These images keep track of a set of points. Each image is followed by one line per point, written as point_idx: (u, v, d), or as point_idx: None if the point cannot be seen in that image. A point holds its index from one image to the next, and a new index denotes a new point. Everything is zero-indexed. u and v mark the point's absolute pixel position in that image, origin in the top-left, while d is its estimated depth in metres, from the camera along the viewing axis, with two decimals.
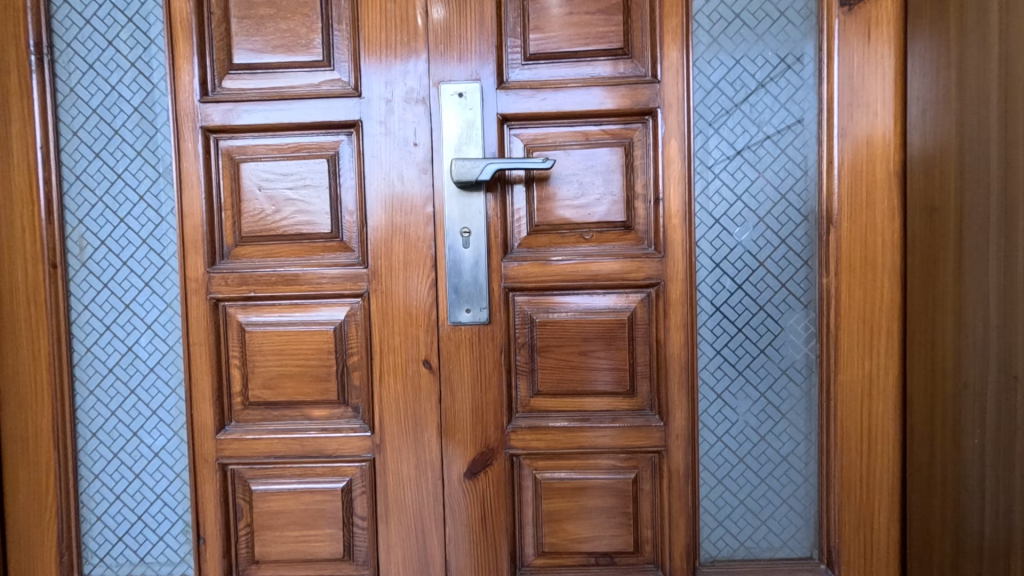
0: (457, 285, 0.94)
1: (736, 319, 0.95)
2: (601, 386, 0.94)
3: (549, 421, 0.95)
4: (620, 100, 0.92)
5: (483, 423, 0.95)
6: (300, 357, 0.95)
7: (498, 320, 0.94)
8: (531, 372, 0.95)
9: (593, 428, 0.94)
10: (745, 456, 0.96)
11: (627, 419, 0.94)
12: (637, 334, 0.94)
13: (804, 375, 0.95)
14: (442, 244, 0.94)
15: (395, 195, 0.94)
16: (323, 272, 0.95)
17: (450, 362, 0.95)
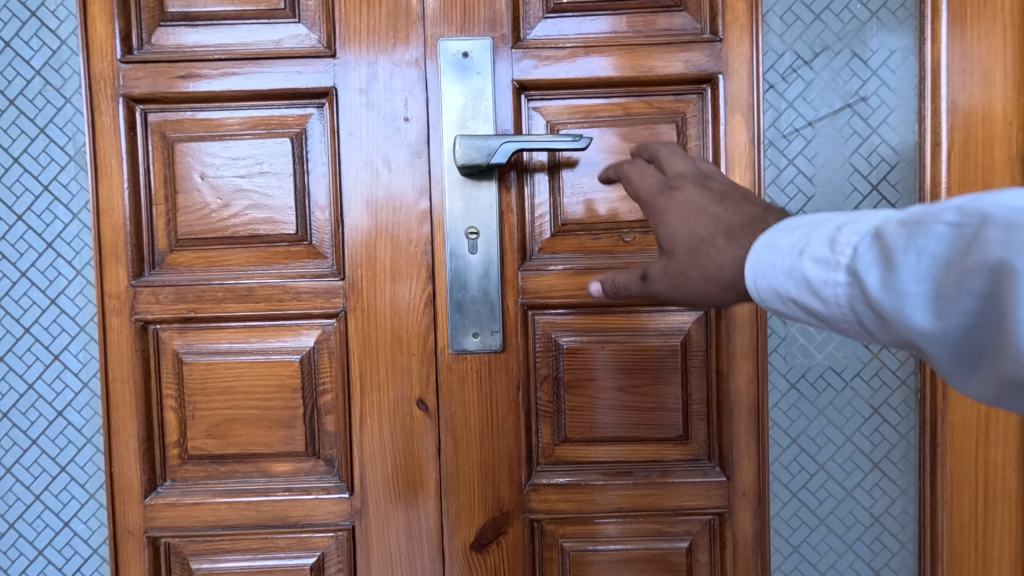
0: (460, 302, 0.72)
1: (816, 344, 0.74)
2: (646, 430, 0.74)
3: (579, 475, 0.74)
4: (670, 65, 0.72)
5: (495, 478, 0.74)
6: (256, 396, 0.73)
7: (514, 346, 0.73)
8: (556, 413, 0.74)
9: (636, 484, 0.74)
10: (827, 518, 0.75)
11: (678, 472, 0.74)
12: (691, 363, 0.74)
13: (901, 415, 0.75)
14: (441, 249, 0.73)
15: (380, 186, 0.72)
16: (286, 286, 0.73)
17: (451, 400, 0.73)
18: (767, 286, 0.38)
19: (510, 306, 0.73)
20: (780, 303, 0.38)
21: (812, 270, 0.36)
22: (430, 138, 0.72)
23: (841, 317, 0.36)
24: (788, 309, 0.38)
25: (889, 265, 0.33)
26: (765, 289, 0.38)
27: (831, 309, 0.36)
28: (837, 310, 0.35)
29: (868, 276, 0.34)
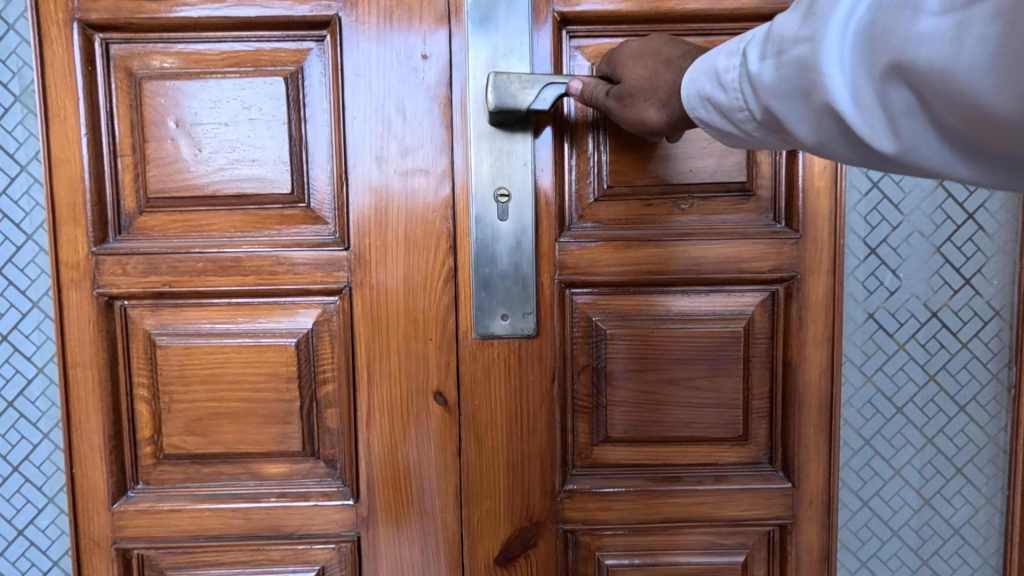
0: (486, 278, 0.61)
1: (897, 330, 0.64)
2: (700, 428, 0.64)
3: (620, 480, 0.65)
4: None
5: (523, 483, 0.64)
6: (244, 386, 0.62)
7: (549, 331, 0.63)
8: (595, 409, 0.64)
9: (688, 491, 0.64)
10: (901, 529, 0.66)
11: (736, 478, 0.64)
12: (754, 352, 0.64)
13: (990, 414, 0.65)
14: (464, 214, 0.61)
15: (393, 138, 0.60)
16: (280, 257, 0.61)
17: (474, 392, 0.62)
18: (689, 92, 0.44)
19: (543, 283, 0.62)
20: (698, 106, 0.44)
21: (718, 64, 0.42)
22: (454, 79, 0.60)
23: (733, 103, 0.41)
24: (704, 112, 0.44)
25: (763, 42, 0.39)
26: (687, 91, 0.45)
27: (728, 98, 0.41)
28: (732, 98, 0.41)
29: (743, 60, 0.40)
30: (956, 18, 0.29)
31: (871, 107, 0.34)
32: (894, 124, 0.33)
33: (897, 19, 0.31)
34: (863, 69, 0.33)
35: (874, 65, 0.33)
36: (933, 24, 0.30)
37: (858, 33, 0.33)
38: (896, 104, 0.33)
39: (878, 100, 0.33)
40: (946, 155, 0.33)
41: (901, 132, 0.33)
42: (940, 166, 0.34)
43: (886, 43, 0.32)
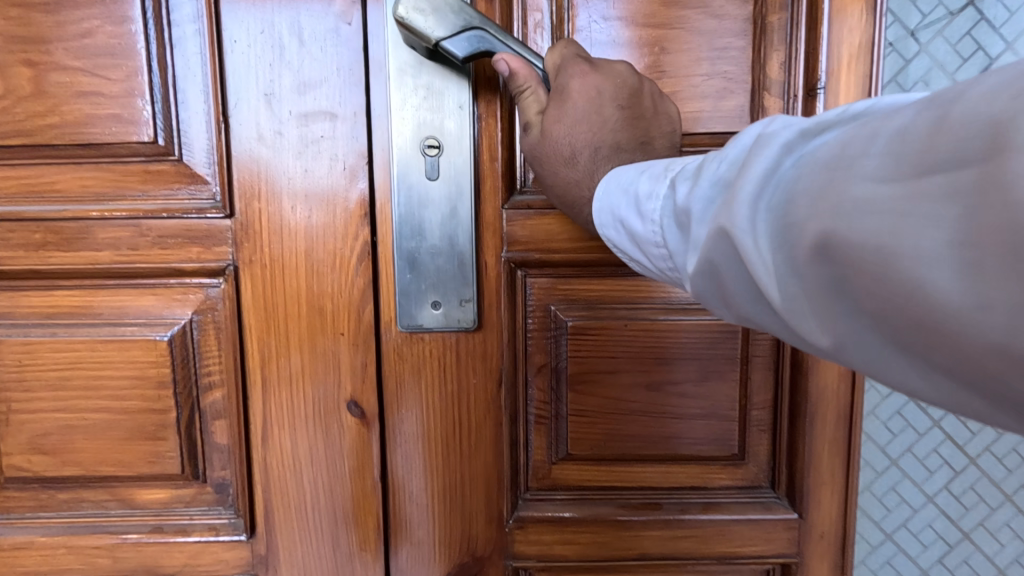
0: (412, 256, 0.47)
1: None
2: (683, 444, 0.51)
3: (583, 510, 0.52)
4: None
5: (458, 511, 0.51)
6: (103, 392, 0.48)
7: (496, 322, 0.49)
8: (555, 420, 0.51)
9: (668, 523, 0.51)
10: (897, 531, 0.59)
11: (729, 506, 0.52)
12: (755, 350, 0.50)
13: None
14: (383, 171, 0.47)
15: (288, 67, 0.46)
16: (144, 227, 0.47)
17: (400, 400, 0.49)
18: (605, 207, 0.36)
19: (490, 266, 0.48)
20: (613, 228, 0.36)
21: (640, 187, 0.34)
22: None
23: (652, 239, 0.33)
24: (616, 236, 0.36)
25: (686, 178, 0.30)
26: (605, 208, 0.36)
27: (645, 229, 0.33)
28: (648, 229, 0.33)
29: (666, 189, 0.32)
30: (903, 192, 0.19)
31: (791, 290, 0.23)
32: (825, 323, 0.23)
33: (821, 184, 0.22)
34: (782, 246, 0.23)
35: (794, 240, 0.23)
36: (874, 189, 0.20)
37: (779, 193, 0.24)
38: (824, 293, 0.22)
39: (795, 286, 0.23)
40: (910, 379, 0.22)
41: (836, 339, 0.22)
42: (903, 392, 0.22)
43: (811, 208, 0.22)
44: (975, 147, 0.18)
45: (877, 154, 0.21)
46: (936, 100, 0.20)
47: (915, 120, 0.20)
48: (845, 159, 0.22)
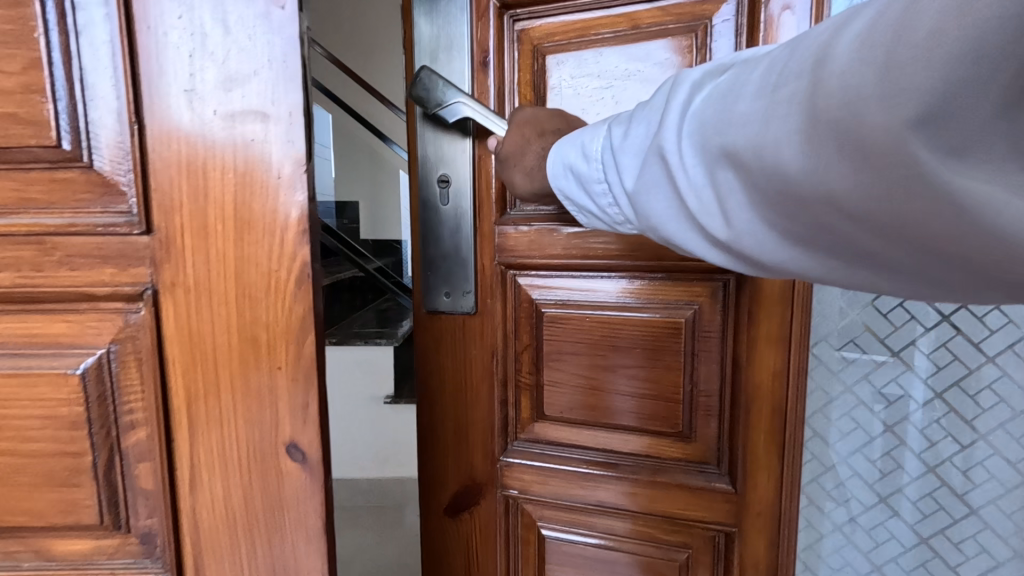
0: (435, 258, 0.84)
1: (886, 338, 0.72)
2: (632, 409, 0.80)
3: (568, 455, 0.86)
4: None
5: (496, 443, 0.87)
6: (11, 429, 0.43)
7: (488, 308, 0.84)
8: (534, 390, 0.85)
9: (623, 471, 0.83)
10: (844, 488, 0.77)
11: (668, 467, 0.81)
12: (689, 346, 0.76)
13: (918, 429, 0.73)
14: (419, 201, 0.84)
15: (223, 65, 0.39)
16: (52, 243, 0.41)
17: (438, 354, 0.87)
18: (558, 166, 0.55)
19: (510, 301, 0.83)
20: (566, 176, 0.54)
21: (589, 145, 0.50)
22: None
23: (595, 178, 0.50)
24: (569, 183, 0.54)
25: (620, 125, 0.46)
26: (558, 164, 0.55)
27: (589, 171, 0.50)
28: (591, 170, 0.50)
29: (608, 135, 0.48)
30: (767, 104, 0.31)
31: (700, 182, 0.36)
32: (726, 212, 0.35)
33: (721, 101, 0.34)
34: (699, 152, 0.35)
35: (705, 146, 0.35)
36: (750, 106, 0.32)
37: (694, 120, 0.36)
38: (722, 185, 0.35)
39: (706, 185, 0.36)
40: (775, 241, 0.34)
41: (733, 219, 0.35)
42: (766, 254, 0.35)
43: (714, 126, 0.34)
44: (803, 71, 0.29)
45: (755, 83, 0.32)
46: (791, 46, 0.31)
47: (773, 63, 0.32)
48: (734, 90, 0.34)
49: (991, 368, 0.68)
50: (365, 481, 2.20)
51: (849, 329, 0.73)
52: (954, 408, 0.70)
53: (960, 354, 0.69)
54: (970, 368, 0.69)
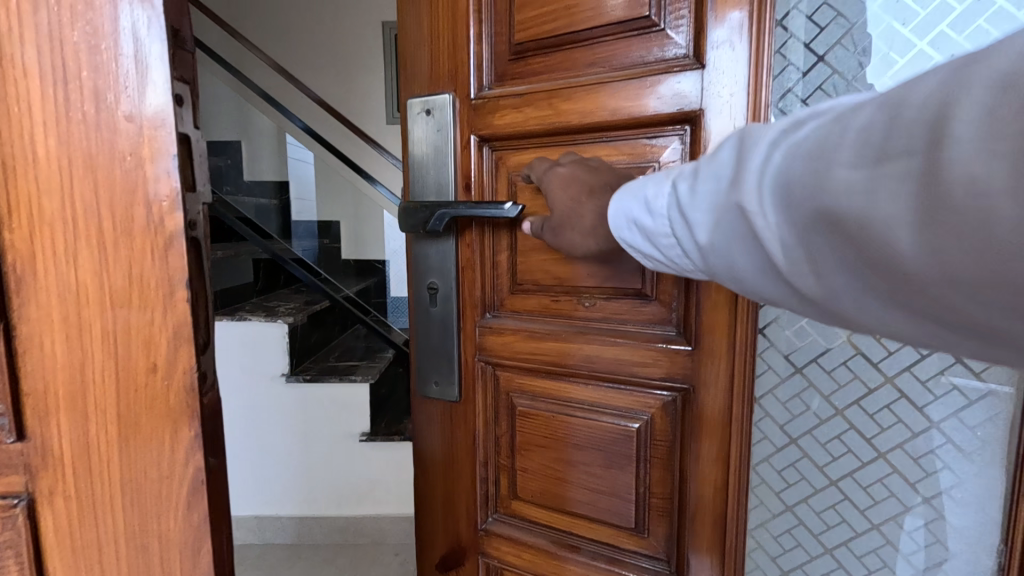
0: (427, 353, 0.90)
1: (827, 468, 0.73)
2: (592, 503, 0.82)
3: (535, 535, 0.88)
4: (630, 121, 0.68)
5: (479, 516, 0.92)
6: None
7: (469, 397, 0.89)
8: (511, 469, 0.89)
9: (583, 560, 0.84)
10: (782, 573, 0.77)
11: (625, 562, 0.81)
12: (643, 452, 0.78)
13: (842, 523, 0.74)
14: (413, 302, 0.90)
15: (100, 266, 0.35)
16: None
17: (426, 430, 0.94)
18: (620, 214, 0.49)
19: (490, 393, 0.88)
20: (627, 228, 0.49)
21: (648, 194, 0.46)
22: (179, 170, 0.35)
23: (660, 231, 0.45)
24: (631, 235, 0.49)
25: (693, 177, 0.41)
26: (616, 212, 0.50)
27: (654, 225, 0.46)
28: (658, 225, 0.45)
29: (671, 191, 0.43)
30: (871, 174, 0.28)
31: (792, 247, 0.33)
32: (819, 274, 0.33)
33: (812, 162, 0.31)
34: (788, 217, 0.33)
35: (795, 213, 0.32)
36: (848, 172, 0.29)
37: (774, 184, 0.34)
38: (817, 253, 0.32)
39: (800, 245, 0.33)
40: (876, 307, 0.31)
41: (821, 279, 0.33)
42: (863, 314, 0.32)
43: (804, 191, 0.31)
44: (918, 143, 0.26)
45: (848, 145, 0.29)
46: (890, 101, 0.29)
47: (870, 121, 0.29)
48: (825, 149, 0.31)
49: (923, 507, 0.71)
50: (340, 519, 2.15)
51: (790, 454, 0.74)
52: (888, 538, 0.73)
53: (895, 489, 0.72)
54: (906, 505, 0.72)
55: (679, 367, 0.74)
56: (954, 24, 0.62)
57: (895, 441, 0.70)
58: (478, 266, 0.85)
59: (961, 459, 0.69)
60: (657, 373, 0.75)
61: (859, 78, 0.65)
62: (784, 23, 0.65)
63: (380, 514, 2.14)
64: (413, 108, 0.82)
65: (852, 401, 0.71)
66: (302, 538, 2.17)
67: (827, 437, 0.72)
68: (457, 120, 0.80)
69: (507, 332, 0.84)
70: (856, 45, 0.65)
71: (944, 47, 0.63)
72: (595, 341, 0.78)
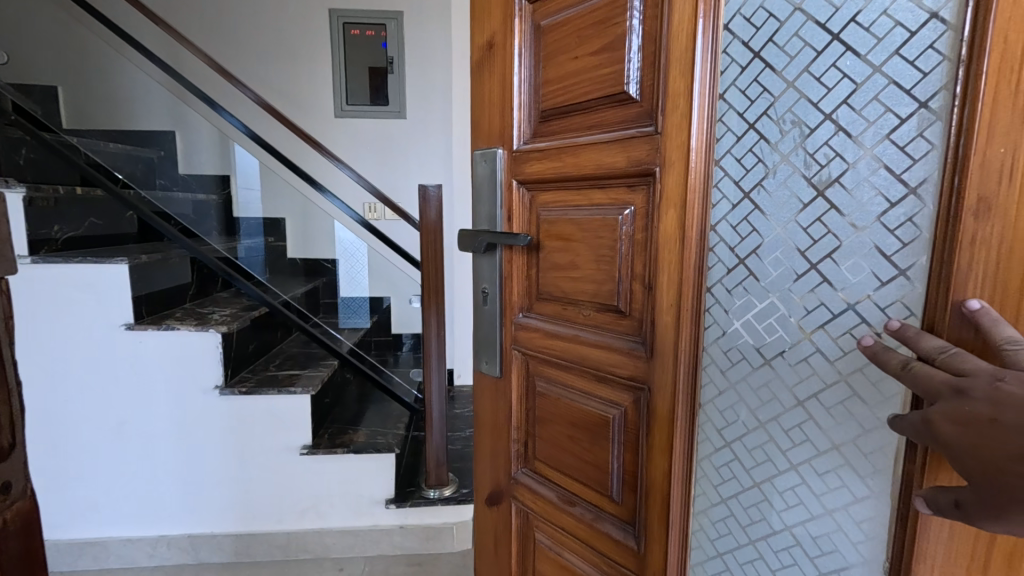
0: (479, 340, 1.01)
1: (751, 471, 0.71)
2: (583, 477, 0.86)
3: (546, 488, 0.93)
4: (613, 161, 0.74)
5: (510, 468, 0.99)
6: None
7: (507, 377, 0.97)
8: (532, 435, 0.95)
9: (579, 515, 0.87)
10: (725, 553, 0.76)
11: (606, 527, 0.83)
12: (614, 436, 0.80)
13: (770, 525, 0.70)
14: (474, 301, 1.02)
15: None
16: None
17: (479, 395, 1.05)
18: None
19: (521, 374, 0.95)
20: None
21: None
22: None
23: None
24: None
25: None
26: None
27: None
28: None
29: None
30: None
31: None
32: None
33: None
34: None
35: None
36: None
37: None
38: None
39: None
40: None
41: None
42: None
43: None
44: None
45: None
46: None
47: None
48: None
49: (827, 519, 0.64)
50: (282, 535, 2.04)
51: (722, 455, 0.74)
52: (798, 544, 0.68)
53: (801, 499, 0.66)
54: (812, 513, 0.66)
55: (636, 370, 0.75)
56: (854, 100, 0.58)
57: (804, 455, 0.66)
58: (516, 275, 0.93)
59: (858, 480, 0.61)
60: (625, 373, 0.76)
61: (781, 143, 0.65)
62: (728, 94, 0.68)
63: (324, 527, 2.05)
64: (475, 157, 0.97)
65: (771, 414, 0.69)
66: (240, 557, 2.04)
67: (753, 446, 0.71)
68: (503, 169, 0.91)
69: (531, 330, 0.90)
70: (777, 114, 0.64)
71: (846, 119, 0.59)
72: (588, 345, 0.81)
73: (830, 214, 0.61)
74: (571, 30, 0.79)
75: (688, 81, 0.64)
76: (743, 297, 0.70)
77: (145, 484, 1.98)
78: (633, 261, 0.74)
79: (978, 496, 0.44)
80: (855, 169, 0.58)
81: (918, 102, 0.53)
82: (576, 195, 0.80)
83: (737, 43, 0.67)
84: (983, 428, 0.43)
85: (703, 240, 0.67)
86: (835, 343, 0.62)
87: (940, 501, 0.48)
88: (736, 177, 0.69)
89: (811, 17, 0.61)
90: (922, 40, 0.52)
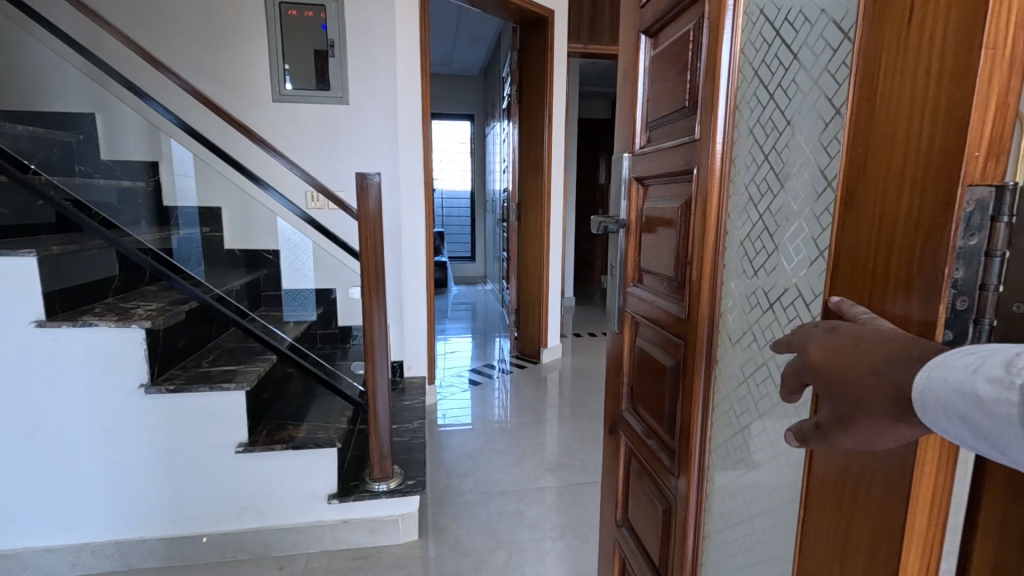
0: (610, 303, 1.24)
1: (738, 417, 0.80)
2: (652, 414, 1.03)
3: (638, 422, 1.11)
4: (676, 160, 0.90)
5: (621, 405, 1.20)
6: None
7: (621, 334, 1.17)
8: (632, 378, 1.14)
9: (651, 446, 1.03)
10: (722, 486, 0.84)
11: (661, 455, 0.99)
12: (668, 383, 0.95)
13: (749, 462, 0.78)
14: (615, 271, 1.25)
15: None
16: None
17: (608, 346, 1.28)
18: None
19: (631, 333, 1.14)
20: None
21: None
22: None
23: None
24: None
25: None
26: None
27: None
28: None
29: None
30: None
31: None
32: None
33: None
34: None
35: None
36: None
37: None
38: None
39: None
40: None
41: None
42: None
43: None
44: None
45: None
46: None
47: None
48: None
49: (779, 461, 0.70)
50: (217, 536, 1.97)
51: (721, 406, 0.84)
52: (760, 482, 0.75)
53: (764, 444, 0.74)
54: (770, 457, 0.72)
55: (679, 328, 0.91)
56: (801, 108, 0.64)
57: (764, 408, 0.73)
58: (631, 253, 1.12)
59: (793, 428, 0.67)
60: (674, 330, 0.92)
61: (765, 143, 0.72)
62: (741, 105, 0.77)
63: (264, 525, 2.00)
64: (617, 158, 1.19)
65: (750, 372, 0.76)
66: (173, 561, 1.95)
67: (740, 397, 0.79)
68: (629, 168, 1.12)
69: (637, 296, 1.10)
70: (762, 119, 0.72)
71: (796, 124, 0.65)
72: (661, 307, 0.98)
73: (783, 205, 0.68)
74: (668, 52, 0.94)
75: (711, 95, 0.79)
76: (738, 274, 0.79)
77: (67, 490, 1.86)
78: (681, 239, 0.90)
79: (835, 427, 0.46)
80: (799, 164, 0.65)
81: (836, 109, 0.57)
82: (663, 188, 0.97)
83: (746, 62, 0.75)
84: (844, 349, 0.45)
85: (720, 223, 0.81)
86: (784, 313, 0.68)
87: (805, 430, 0.52)
88: (740, 172, 0.78)
89: (781, 37, 0.68)
90: (841, 56, 0.56)
